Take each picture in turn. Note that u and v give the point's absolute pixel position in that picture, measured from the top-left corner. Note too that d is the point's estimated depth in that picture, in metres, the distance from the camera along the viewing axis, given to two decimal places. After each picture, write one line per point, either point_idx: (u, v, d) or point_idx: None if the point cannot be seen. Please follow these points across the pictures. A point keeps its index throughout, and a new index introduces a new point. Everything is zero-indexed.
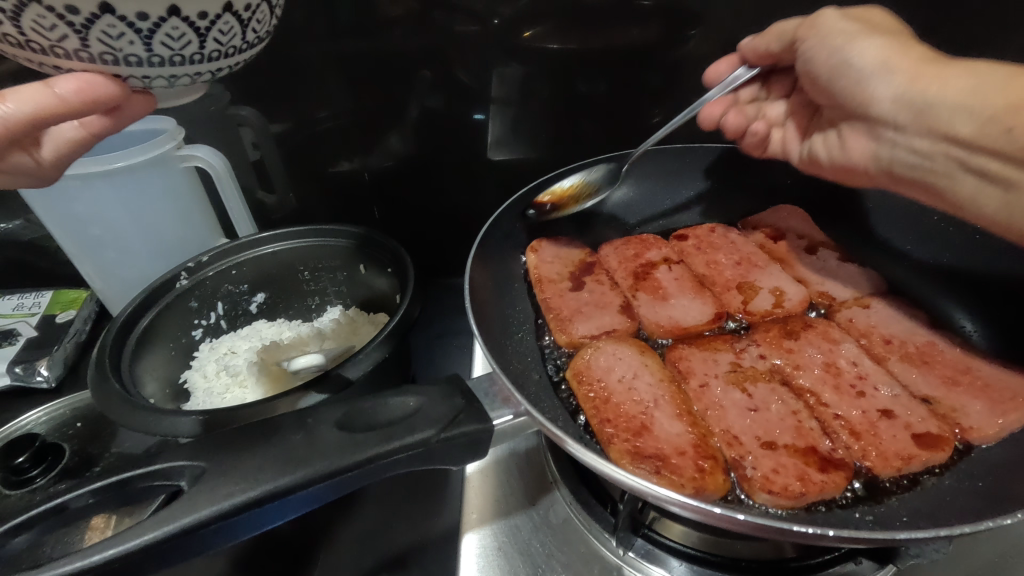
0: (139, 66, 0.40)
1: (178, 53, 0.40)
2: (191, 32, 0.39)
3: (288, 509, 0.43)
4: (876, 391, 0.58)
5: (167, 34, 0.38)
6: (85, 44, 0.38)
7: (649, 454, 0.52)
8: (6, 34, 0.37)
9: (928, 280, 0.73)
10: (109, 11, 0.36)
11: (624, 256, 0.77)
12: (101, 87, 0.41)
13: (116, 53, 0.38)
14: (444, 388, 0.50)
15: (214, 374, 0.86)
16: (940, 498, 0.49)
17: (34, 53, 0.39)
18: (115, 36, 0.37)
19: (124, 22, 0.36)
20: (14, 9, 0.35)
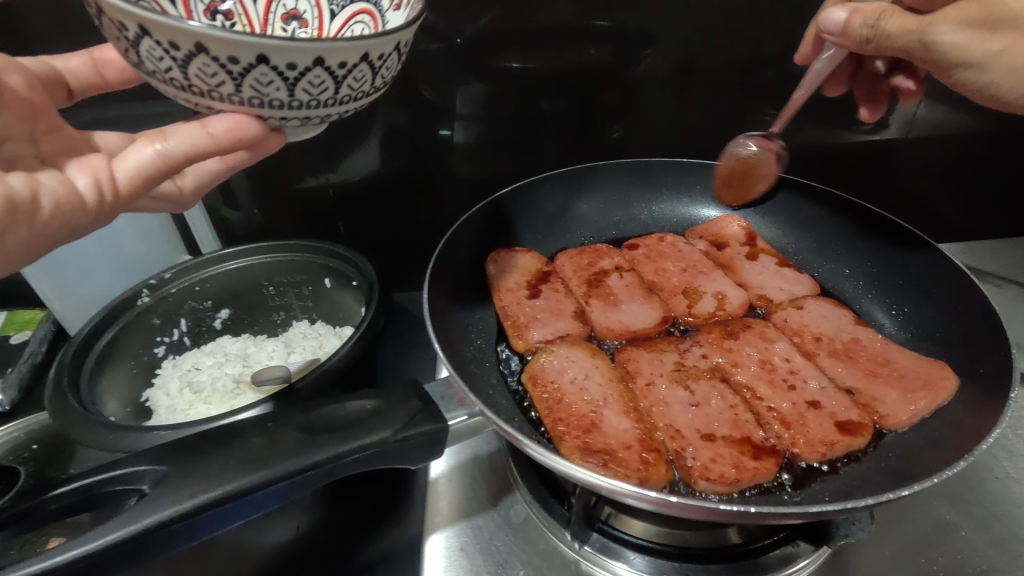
0: (282, 110, 0.43)
1: (318, 95, 0.43)
2: (329, 76, 0.42)
3: (256, 505, 0.45)
4: (806, 384, 0.63)
5: (309, 82, 0.41)
6: (238, 90, 0.41)
7: (598, 449, 0.56)
8: (173, 78, 0.41)
9: (854, 282, 0.79)
10: (262, 59, 0.38)
11: (578, 265, 0.81)
12: (247, 129, 0.43)
13: (262, 98, 0.42)
14: (400, 391, 0.53)
15: (178, 392, 0.86)
16: (857, 480, 0.55)
17: (194, 96, 0.42)
18: (266, 81, 0.40)
19: (273, 68, 0.39)
20: (185, 58, 0.39)
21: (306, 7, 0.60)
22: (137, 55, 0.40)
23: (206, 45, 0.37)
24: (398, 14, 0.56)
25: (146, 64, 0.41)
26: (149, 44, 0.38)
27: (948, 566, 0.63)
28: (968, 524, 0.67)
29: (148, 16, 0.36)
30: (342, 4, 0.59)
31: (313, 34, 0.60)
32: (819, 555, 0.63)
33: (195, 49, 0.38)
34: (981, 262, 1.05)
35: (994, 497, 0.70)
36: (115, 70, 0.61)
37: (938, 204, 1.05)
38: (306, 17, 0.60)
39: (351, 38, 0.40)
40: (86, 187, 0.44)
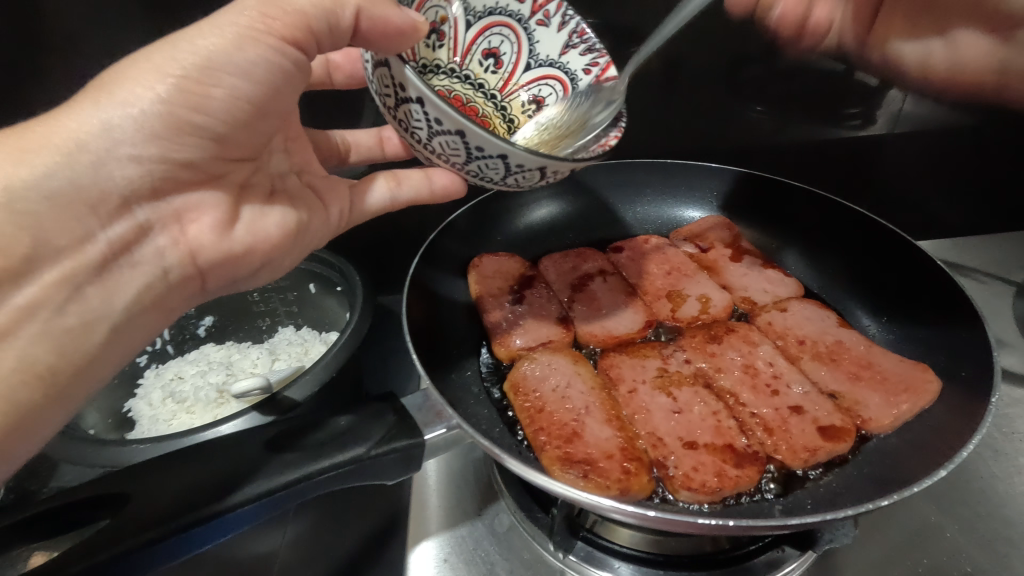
0: (484, 180, 0.55)
1: (519, 182, 0.55)
2: (538, 176, 0.53)
3: (229, 527, 0.45)
4: (788, 389, 0.63)
5: (522, 175, 0.53)
6: (466, 162, 0.52)
7: (579, 459, 0.55)
8: (419, 134, 0.52)
9: (838, 282, 0.78)
10: (501, 156, 0.50)
11: (561, 269, 0.80)
12: (458, 186, 0.64)
13: (479, 173, 0.54)
14: (376, 406, 0.53)
15: (160, 402, 0.83)
16: (840, 486, 0.55)
17: (425, 147, 0.54)
18: (489, 166, 0.52)
19: (504, 162, 0.51)
20: (442, 130, 0.50)
21: (506, 50, 0.70)
22: (401, 113, 0.51)
23: (468, 133, 0.49)
24: (592, 105, 0.69)
25: (402, 117, 0.51)
26: (416, 109, 0.49)
27: (932, 568, 0.63)
28: (951, 526, 0.67)
29: (436, 102, 0.47)
30: (541, 63, 0.70)
31: (505, 76, 0.71)
32: (807, 558, 0.62)
33: (455, 132, 0.49)
34: (967, 258, 1.04)
35: (977, 499, 0.69)
36: (342, 74, 0.71)
37: (923, 200, 1.05)
38: (502, 57, 0.70)
39: (575, 163, 0.51)
40: (338, 213, 0.64)
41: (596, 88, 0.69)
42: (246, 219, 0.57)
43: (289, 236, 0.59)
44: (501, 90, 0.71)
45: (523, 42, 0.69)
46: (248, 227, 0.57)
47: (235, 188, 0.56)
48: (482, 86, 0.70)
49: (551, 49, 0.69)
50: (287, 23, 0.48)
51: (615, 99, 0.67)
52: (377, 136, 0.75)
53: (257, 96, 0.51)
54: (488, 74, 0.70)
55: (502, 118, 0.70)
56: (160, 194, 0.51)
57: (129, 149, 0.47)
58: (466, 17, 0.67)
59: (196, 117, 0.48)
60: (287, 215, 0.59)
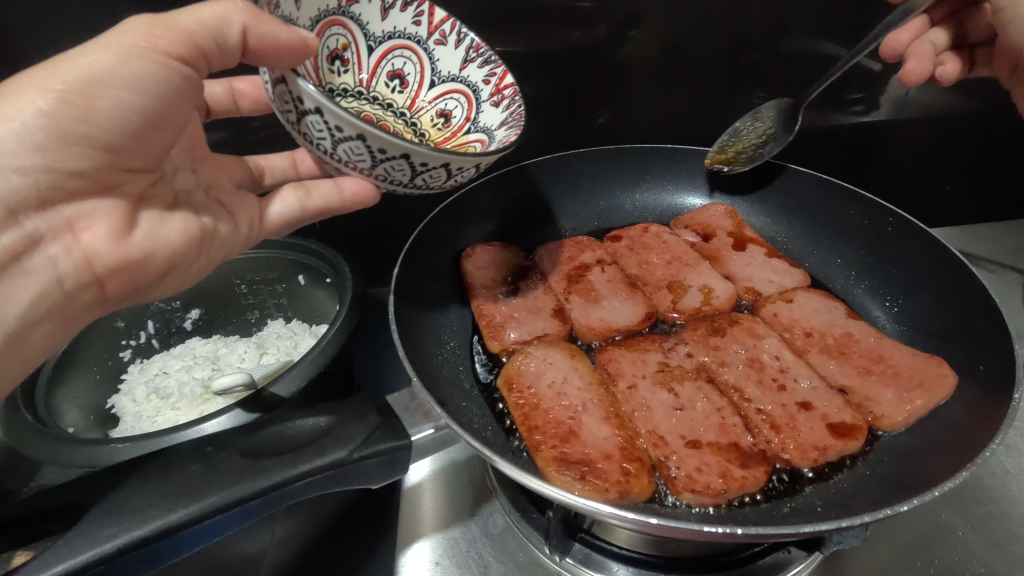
0: (397, 186, 0.51)
1: (429, 183, 0.51)
2: (445, 173, 0.50)
3: (207, 536, 0.43)
4: (796, 383, 0.60)
5: (429, 175, 0.50)
6: (372, 167, 0.49)
7: (576, 460, 0.52)
8: (320, 144, 0.48)
9: (846, 272, 0.75)
10: (404, 155, 0.47)
11: (558, 259, 0.77)
12: (369, 191, 0.55)
13: (388, 177, 0.50)
14: (360, 405, 0.51)
15: (144, 398, 0.79)
16: (852, 486, 0.52)
17: (329, 159, 0.49)
18: (397, 169, 0.49)
19: (410, 163, 0.48)
20: (341, 137, 0.46)
21: (410, 70, 0.65)
22: (299, 125, 0.47)
23: (368, 136, 0.45)
24: (497, 112, 0.62)
25: (303, 131, 0.47)
26: (315, 120, 0.45)
27: (944, 570, 0.60)
28: (964, 524, 0.64)
29: (332, 108, 0.43)
30: (445, 79, 0.65)
31: (412, 95, 0.65)
32: (815, 558, 0.60)
33: (356, 137, 0.45)
34: (978, 246, 1.01)
35: (992, 495, 0.67)
36: (249, 100, 0.67)
37: (933, 186, 1.01)
38: (408, 78, 0.65)
39: (481, 156, 0.49)
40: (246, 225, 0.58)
41: (497, 96, 0.63)
42: (145, 225, 0.52)
43: (193, 244, 0.54)
44: (410, 108, 0.65)
45: (425, 60, 0.64)
46: (148, 233, 0.52)
47: (134, 196, 0.52)
48: (391, 106, 0.65)
49: (451, 65, 0.64)
50: (172, 40, 0.45)
51: (516, 101, 0.61)
52: (291, 157, 0.70)
53: (147, 107, 0.47)
54: (395, 95, 0.65)
55: (413, 133, 0.63)
56: (48, 203, 0.47)
57: (13, 160, 0.44)
58: (366, 42, 0.63)
59: (82, 128, 0.45)
60: (189, 221, 0.54)
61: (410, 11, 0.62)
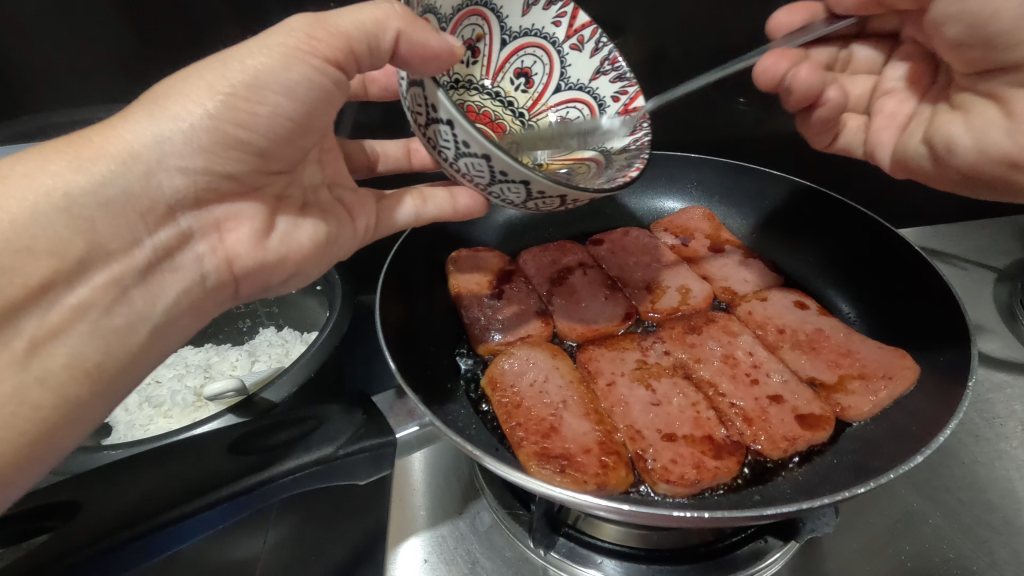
0: (506, 203, 0.53)
1: (540, 207, 0.52)
2: (558, 202, 0.51)
3: (197, 531, 0.44)
4: (768, 378, 0.62)
5: (540, 202, 0.51)
6: (488, 183, 0.50)
7: (556, 454, 0.54)
8: (445, 152, 0.49)
9: (818, 271, 0.78)
10: (524, 181, 0.48)
11: (541, 263, 0.79)
12: (481, 206, 0.62)
13: (499, 195, 0.51)
14: (346, 406, 0.53)
15: (136, 407, 0.81)
16: (820, 473, 0.54)
17: (451, 168, 0.51)
18: (510, 190, 0.50)
19: (526, 188, 0.48)
20: (468, 153, 0.47)
21: (538, 70, 0.68)
22: (428, 130, 0.49)
23: (491, 158, 0.47)
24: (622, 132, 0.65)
25: (431, 137, 0.49)
26: (445, 130, 0.47)
27: (915, 557, 0.62)
28: (935, 511, 0.66)
29: (463, 124, 0.45)
30: (573, 86, 0.68)
31: (534, 95, 0.69)
32: (790, 548, 0.62)
33: (481, 155, 0.47)
34: (949, 244, 1.05)
35: (961, 485, 0.69)
36: (378, 87, 0.68)
37: (906, 187, 1.05)
38: (535, 78, 0.68)
39: (598, 193, 0.49)
40: (364, 225, 0.61)
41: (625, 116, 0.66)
42: (280, 229, 0.54)
43: (320, 248, 0.57)
44: (530, 109, 0.69)
45: (556, 63, 0.68)
46: (281, 238, 0.54)
47: (273, 199, 0.54)
48: (512, 104, 0.69)
49: (582, 73, 0.68)
50: (331, 44, 0.45)
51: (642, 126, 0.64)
52: (406, 147, 0.72)
53: (299, 113, 0.48)
54: (518, 93, 0.69)
55: (527, 137, 0.67)
56: (203, 203, 0.48)
57: (178, 161, 0.45)
58: (501, 35, 0.66)
59: (240, 133, 0.46)
60: (319, 227, 0.57)
61: (552, 11, 0.65)
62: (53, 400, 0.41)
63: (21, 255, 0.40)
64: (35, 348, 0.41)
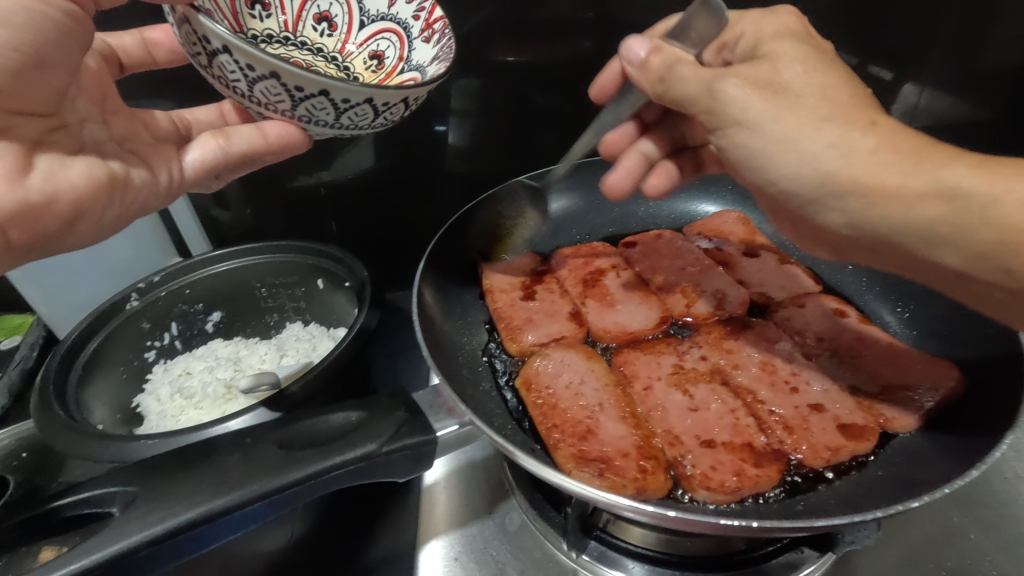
0: (324, 127, 0.53)
1: (356, 122, 0.53)
2: (370, 110, 0.51)
3: (248, 519, 0.46)
4: (808, 386, 0.61)
5: (355, 113, 0.51)
6: (292, 107, 0.50)
7: (594, 457, 0.54)
8: (237, 86, 0.49)
9: (857, 278, 0.76)
10: (324, 92, 0.48)
11: (573, 264, 0.79)
12: (294, 136, 0.56)
13: (310, 117, 0.51)
14: (386, 402, 0.53)
15: (169, 397, 0.82)
16: (866, 484, 0.53)
17: (250, 103, 0.51)
18: (318, 107, 0.50)
19: (331, 100, 0.49)
20: (256, 77, 0.47)
21: (338, 12, 0.62)
22: (212, 66, 0.48)
23: (280, 74, 0.47)
24: (428, 49, 0.60)
25: (218, 73, 0.48)
26: (225, 59, 0.46)
27: (955, 572, 0.61)
28: (975, 527, 0.65)
29: (245, 47, 0.44)
30: (375, 18, 0.62)
31: (342, 38, 0.63)
32: (827, 560, 0.61)
33: (269, 75, 0.47)
34: None
35: (1003, 500, 0.68)
36: (164, 51, 0.65)
37: None
38: (336, 20, 0.62)
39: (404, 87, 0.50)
40: (165, 176, 0.57)
41: (428, 32, 0.60)
42: (43, 167, 0.47)
43: (102, 186, 0.51)
44: (341, 52, 0.63)
45: (352, 0, 0.62)
46: (47, 177, 0.47)
47: (29, 139, 0.48)
48: (322, 51, 0.62)
49: (380, 2, 0.61)
50: None
51: (445, 35, 0.59)
52: (218, 109, 0.69)
53: (30, 46, 0.44)
54: (325, 39, 0.62)
55: (346, 76, 0.60)
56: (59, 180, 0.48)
57: None
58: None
59: None
60: (94, 165, 0.51)
61: None
62: None
63: None
64: None
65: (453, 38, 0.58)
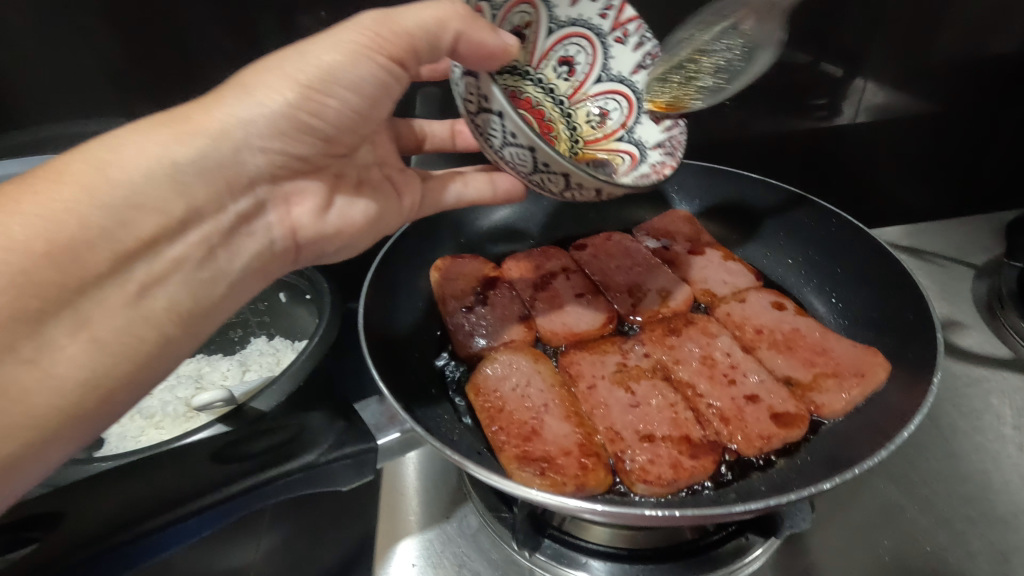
0: (543, 191, 0.55)
1: (576, 197, 0.55)
2: (594, 194, 0.54)
3: (180, 538, 0.45)
4: (745, 378, 0.64)
5: (575, 191, 0.53)
6: (528, 172, 0.53)
7: (537, 457, 0.55)
8: (503, 150, 0.52)
9: (796, 272, 0.79)
10: (563, 173, 0.51)
11: (524, 269, 0.81)
12: (519, 191, 0.67)
13: (530, 179, 0.54)
14: (326, 415, 0.54)
15: (128, 418, 0.81)
16: (794, 470, 0.55)
17: (485, 147, 0.54)
18: (544, 180, 0.53)
19: (534, 156, 0.50)
20: (505, 138, 0.50)
21: (581, 60, 0.69)
22: (478, 118, 0.51)
23: (539, 151, 0.49)
24: (653, 128, 0.69)
25: (480, 125, 0.51)
26: (495, 121, 0.49)
27: (893, 550, 0.63)
28: (913, 506, 0.68)
29: (515, 118, 0.47)
30: (613, 78, 0.70)
31: (575, 84, 0.70)
32: (772, 544, 0.63)
33: (526, 146, 0.49)
34: (931, 243, 1.06)
35: (939, 479, 0.70)
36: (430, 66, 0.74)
37: (886, 186, 1.06)
38: (576, 65, 0.69)
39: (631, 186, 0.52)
40: (409, 203, 0.65)
41: (660, 114, 0.68)
42: (337, 206, 0.59)
43: (371, 224, 0.62)
44: (570, 98, 0.70)
45: (599, 55, 0.69)
46: (339, 213, 0.60)
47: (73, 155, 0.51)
48: (552, 91, 0.69)
49: (623, 66, 0.69)
50: (396, 42, 0.50)
51: (677, 125, 0.67)
52: (450, 128, 0.77)
53: None
54: (559, 81, 0.69)
55: (566, 125, 0.69)
56: (277, 177, 0.54)
57: (260, 140, 0.50)
58: (549, 24, 0.64)
59: (313, 120, 0.51)
60: (371, 206, 0.62)
61: (600, 3, 0.66)
62: (52, 410, 0.41)
63: (135, 210, 0.44)
64: (144, 290, 0.45)
65: (684, 133, 0.67)
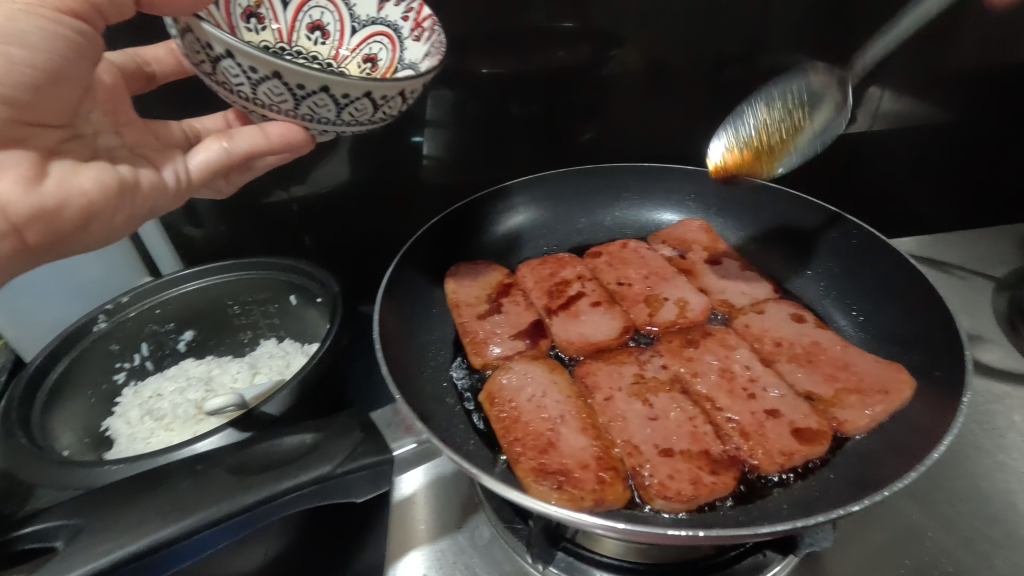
0: (327, 124, 0.53)
1: (358, 117, 0.53)
2: (371, 106, 0.52)
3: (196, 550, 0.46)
4: (766, 392, 0.63)
5: (356, 108, 0.52)
6: (296, 106, 0.51)
7: (554, 470, 0.54)
8: (241, 91, 0.49)
9: (816, 284, 0.78)
10: (323, 87, 0.49)
11: (539, 276, 0.80)
12: (301, 135, 0.54)
13: (314, 116, 0.52)
14: (345, 423, 0.53)
15: (137, 420, 0.80)
16: (817, 489, 0.54)
17: (252, 106, 0.51)
18: (321, 104, 0.51)
19: (331, 96, 0.50)
20: (259, 78, 0.48)
21: (329, 20, 0.64)
22: (215, 72, 0.48)
23: (283, 73, 0.47)
24: (419, 47, 0.63)
25: (221, 79, 0.49)
26: (228, 64, 0.47)
27: (915, 570, 0.62)
28: (934, 525, 0.66)
29: (240, 47, 0.45)
30: (364, 23, 0.64)
31: (334, 45, 0.65)
32: (790, 560, 0.62)
33: (270, 75, 0.47)
34: (947, 254, 1.05)
35: (961, 498, 0.69)
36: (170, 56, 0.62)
37: (904, 196, 1.05)
38: (329, 28, 0.64)
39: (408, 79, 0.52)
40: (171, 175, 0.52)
41: (418, 30, 0.63)
42: (55, 175, 0.45)
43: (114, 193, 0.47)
44: (335, 59, 0.64)
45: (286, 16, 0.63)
46: (57, 181, 0.45)
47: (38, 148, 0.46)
48: (316, 58, 0.64)
49: (368, 7, 0.64)
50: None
51: (435, 31, 0.62)
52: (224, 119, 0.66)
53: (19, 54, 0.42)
54: (319, 47, 0.64)
55: None
56: None
57: None
58: (349, 22, 0.64)
59: None
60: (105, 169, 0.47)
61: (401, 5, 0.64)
62: None
63: None
64: None
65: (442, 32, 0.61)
